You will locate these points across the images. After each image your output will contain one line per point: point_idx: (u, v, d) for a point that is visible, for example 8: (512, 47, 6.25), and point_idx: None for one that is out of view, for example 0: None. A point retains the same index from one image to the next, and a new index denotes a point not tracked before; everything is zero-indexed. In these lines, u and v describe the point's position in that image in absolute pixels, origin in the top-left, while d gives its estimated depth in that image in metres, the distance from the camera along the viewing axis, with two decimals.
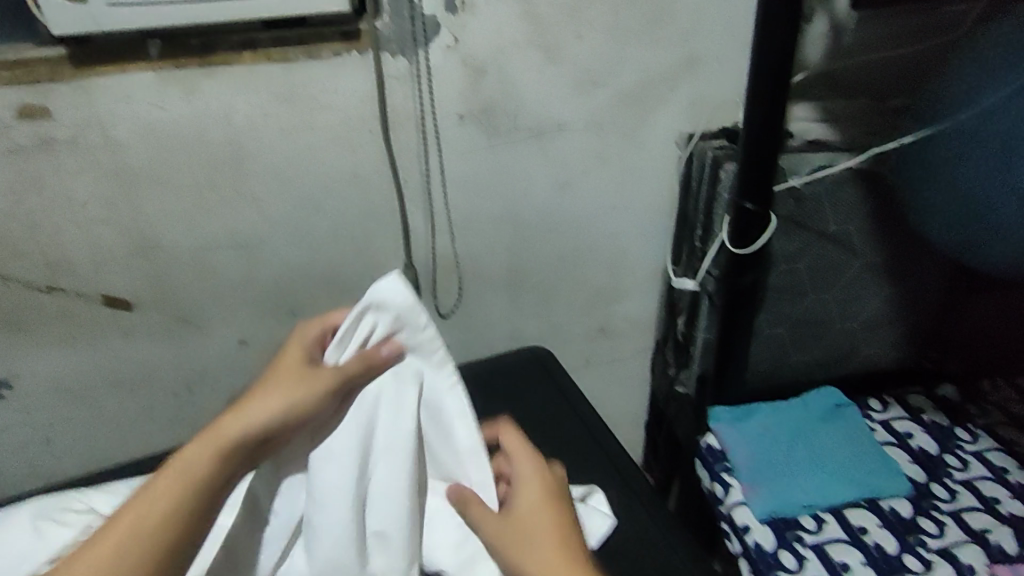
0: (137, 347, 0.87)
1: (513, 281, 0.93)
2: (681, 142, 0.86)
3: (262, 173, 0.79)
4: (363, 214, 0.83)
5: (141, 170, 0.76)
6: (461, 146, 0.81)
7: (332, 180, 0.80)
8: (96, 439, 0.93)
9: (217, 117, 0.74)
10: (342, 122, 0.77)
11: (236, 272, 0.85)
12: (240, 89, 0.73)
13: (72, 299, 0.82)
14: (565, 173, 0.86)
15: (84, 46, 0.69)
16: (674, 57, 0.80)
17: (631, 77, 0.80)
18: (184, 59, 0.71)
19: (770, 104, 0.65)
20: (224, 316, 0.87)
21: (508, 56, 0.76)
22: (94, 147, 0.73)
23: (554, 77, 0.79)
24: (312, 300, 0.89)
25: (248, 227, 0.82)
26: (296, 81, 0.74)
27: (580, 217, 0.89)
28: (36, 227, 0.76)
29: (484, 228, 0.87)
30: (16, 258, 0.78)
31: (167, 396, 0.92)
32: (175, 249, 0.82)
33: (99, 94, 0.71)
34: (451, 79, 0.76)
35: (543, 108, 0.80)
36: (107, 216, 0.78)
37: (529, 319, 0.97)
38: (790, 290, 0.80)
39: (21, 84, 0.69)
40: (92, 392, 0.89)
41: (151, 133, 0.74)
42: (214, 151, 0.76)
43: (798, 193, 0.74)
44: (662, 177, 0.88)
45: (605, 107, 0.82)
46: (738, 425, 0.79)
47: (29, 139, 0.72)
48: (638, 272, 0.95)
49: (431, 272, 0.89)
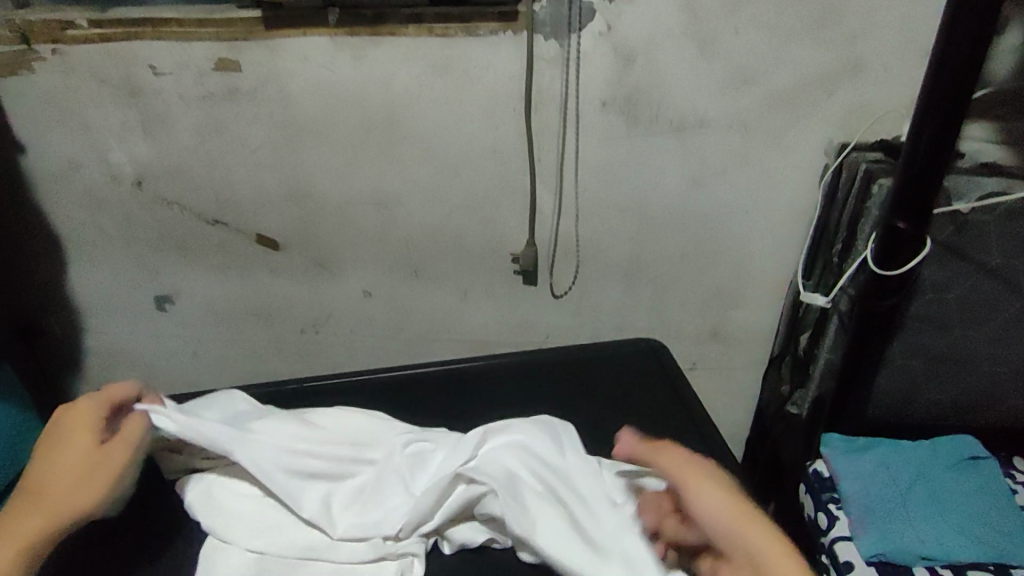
0: (278, 284, 0.96)
1: (631, 272, 0.92)
2: (831, 151, 0.81)
3: (409, 138, 0.84)
4: (495, 189, 0.87)
5: (305, 124, 0.83)
6: (599, 132, 0.82)
7: (472, 152, 0.84)
8: (233, 358, 1.04)
9: (377, 83, 0.80)
10: (489, 98, 0.80)
11: (372, 228, 0.91)
12: (400, 57, 0.78)
13: (232, 233, 0.92)
14: (699, 169, 0.84)
15: (275, 9, 0.77)
16: (837, 61, 0.76)
17: (788, 75, 0.77)
18: (355, 28, 0.77)
19: (946, 123, 0.62)
20: (356, 267, 0.94)
21: (661, 47, 0.76)
22: (270, 98, 0.82)
23: (704, 71, 0.77)
24: (437, 264, 0.93)
25: (389, 187, 0.87)
26: (451, 53, 0.78)
27: (710, 216, 0.87)
28: (215, 164, 0.87)
29: (609, 217, 0.88)
30: (192, 189, 0.88)
31: (295, 332, 1.01)
32: (324, 200, 0.89)
33: (282, 52, 0.79)
34: (600, 66, 0.78)
35: (688, 102, 0.79)
36: (271, 162, 0.86)
37: (641, 313, 0.96)
38: (933, 322, 0.75)
39: (221, 40, 0.78)
40: (235, 317, 0.99)
41: (319, 91, 0.81)
42: (371, 113, 0.82)
43: (962, 219, 0.69)
44: (806, 184, 0.84)
45: (754, 106, 0.79)
46: (854, 455, 0.76)
47: (220, 87, 0.81)
48: (764, 282, 0.92)
49: (550, 252, 0.91)
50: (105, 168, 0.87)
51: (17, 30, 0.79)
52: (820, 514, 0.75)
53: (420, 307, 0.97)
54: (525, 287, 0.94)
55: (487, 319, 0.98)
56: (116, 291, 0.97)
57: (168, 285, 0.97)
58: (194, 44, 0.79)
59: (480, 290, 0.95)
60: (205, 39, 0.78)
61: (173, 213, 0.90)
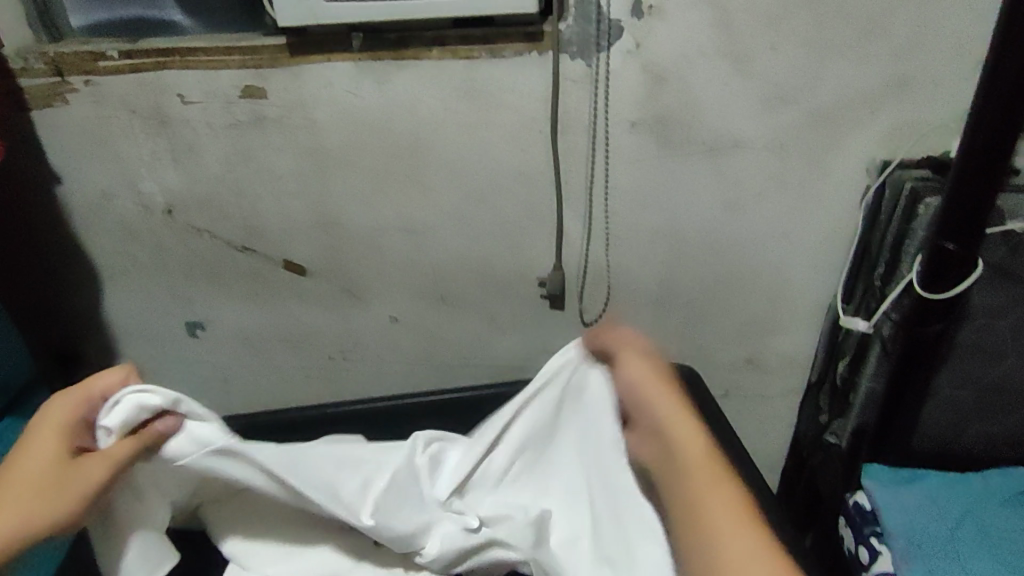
0: (306, 310, 0.96)
1: (664, 297, 0.90)
2: (874, 168, 0.78)
3: (435, 163, 0.83)
4: (523, 214, 0.85)
5: (331, 150, 0.83)
6: (630, 154, 0.80)
7: (499, 177, 0.83)
8: (262, 384, 1.04)
9: (402, 108, 0.79)
10: (516, 122, 0.79)
11: (399, 255, 0.90)
12: (426, 82, 0.78)
13: (261, 260, 0.92)
14: (735, 191, 0.81)
15: (301, 36, 0.77)
16: (879, 76, 0.73)
17: (826, 92, 0.74)
18: (380, 53, 0.77)
19: (992, 135, 0.60)
20: (383, 293, 0.93)
21: (692, 66, 0.74)
22: (297, 126, 0.82)
23: (738, 90, 0.75)
24: (465, 291, 0.92)
25: (415, 213, 0.87)
26: (477, 77, 0.77)
27: (746, 240, 0.84)
28: (242, 192, 0.87)
29: (641, 241, 0.85)
30: (222, 217, 0.89)
31: (323, 358, 1.00)
32: (351, 226, 0.88)
33: (308, 78, 0.79)
34: (629, 86, 0.76)
35: (721, 121, 0.77)
36: (298, 188, 0.86)
37: (675, 339, 0.93)
38: (985, 349, 0.71)
39: (248, 67, 0.78)
40: (264, 343, 0.99)
41: (345, 117, 0.81)
42: (396, 138, 0.81)
43: (1015, 239, 0.65)
44: (847, 205, 0.80)
45: (792, 125, 0.76)
46: (899, 486, 0.72)
47: (248, 115, 0.81)
48: (805, 308, 0.88)
49: (580, 278, 0.89)
50: (136, 197, 0.88)
51: (51, 63, 0.80)
52: (862, 549, 0.72)
53: (449, 333, 0.96)
54: (555, 313, 0.92)
55: (516, 345, 0.96)
56: (149, 318, 0.98)
57: (198, 311, 0.97)
58: (222, 72, 0.79)
59: (509, 316, 0.93)
60: (232, 68, 0.79)
61: (202, 240, 0.91)
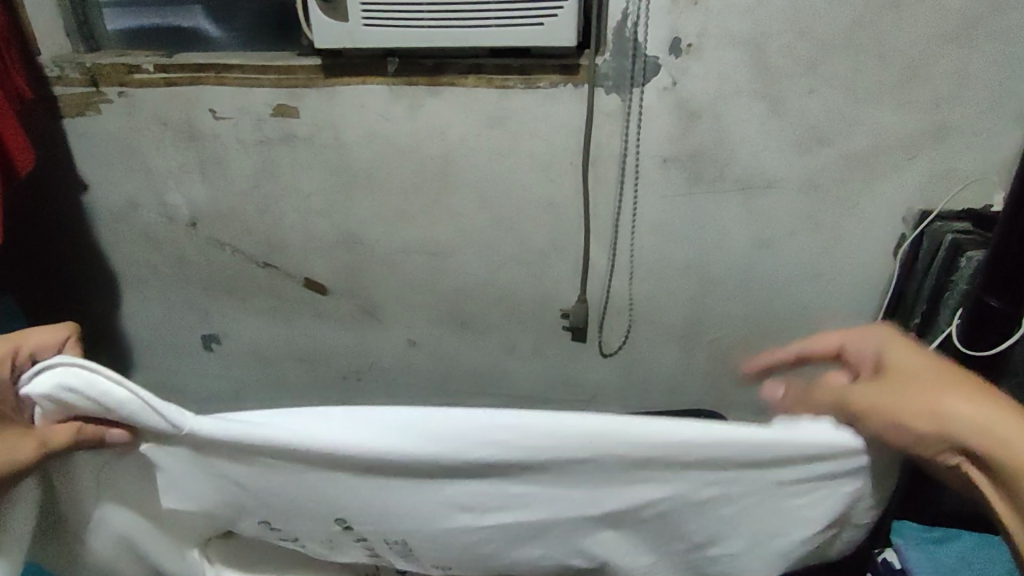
0: (323, 328, 0.95)
1: (688, 333, 0.88)
2: (910, 219, 0.77)
3: (463, 189, 0.82)
4: (549, 244, 0.84)
5: (359, 171, 0.83)
6: (660, 189, 0.79)
7: (526, 205, 0.82)
8: (274, 400, 1.02)
9: (433, 134, 0.79)
10: (547, 152, 0.78)
11: (421, 278, 0.89)
12: (458, 108, 0.77)
13: (282, 276, 0.91)
14: (765, 230, 0.80)
15: (335, 58, 0.77)
16: (919, 123, 0.72)
17: (864, 138, 0.73)
18: (414, 78, 0.76)
19: None
20: (402, 315, 0.92)
21: (728, 104, 0.73)
22: (326, 146, 0.81)
23: (774, 130, 0.74)
24: (485, 316, 0.91)
25: (439, 238, 0.86)
26: (510, 106, 0.76)
27: (774, 280, 0.83)
28: (267, 209, 0.86)
29: (667, 276, 0.84)
30: (245, 232, 0.88)
31: (338, 377, 0.99)
32: (374, 247, 0.88)
33: (340, 100, 0.79)
34: (663, 121, 0.75)
35: (755, 161, 0.76)
36: (323, 208, 0.85)
37: (696, 376, 0.91)
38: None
39: (281, 86, 0.78)
40: (278, 358, 0.98)
41: (375, 140, 0.80)
42: (425, 163, 0.81)
43: None
44: (880, 250, 0.79)
45: (828, 168, 0.75)
46: (935, 548, 0.72)
47: (278, 133, 0.81)
48: None
49: (604, 310, 0.88)
50: (162, 208, 0.88)
51: (86, 73, 0.80)
52: None
53: (466, 359, 0.95)
54: (576, 344, 0.91)
55: (534, 374, 0.95)
56: (165, 328, 0.97)
57: (215, 325, 0.96)
58: (255, 90, 0.79)
59: (529, 345, 0.92)
60: (265, 86, 0.79)
61: (224, 254, 0.90)
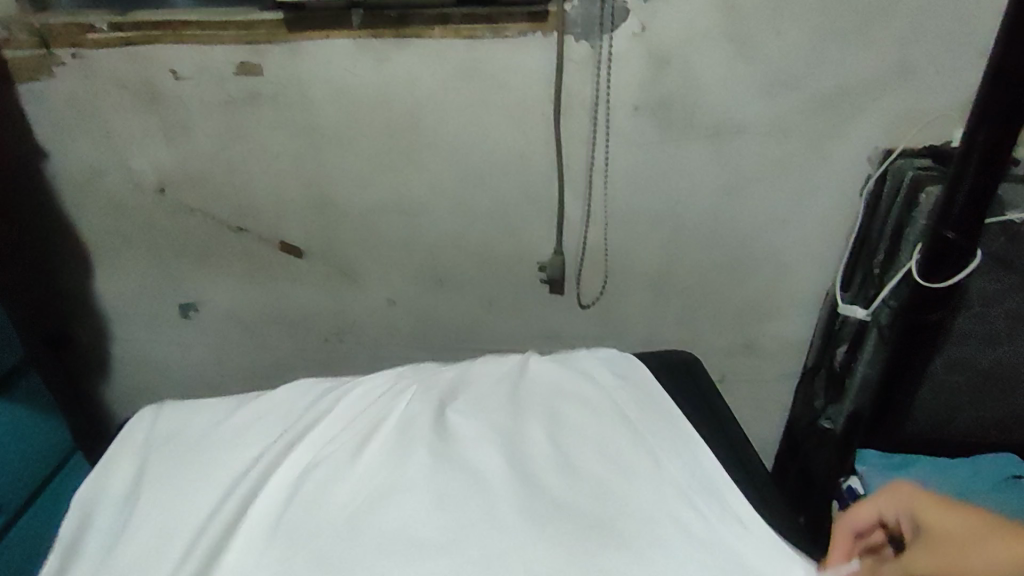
0: (298, 288, 0.94)
1: (663, 281, 0.90)
2: (875, 158, 0.78)
3: (432, 143, 0.82)
4: (522, 197, 0.84)
5: (328, 129, 0.81)
6: (633, 137, 0.79)
7: (499, 158, 0.82)
8: (254, 364, 1.02)
9: (403, 86, 0.78)
10: (517, 104, 0.78)
11: (396, 236, 0.89)
12: (426, 60, 0.76)
13: (256, 240, 0.91)
14: (734, 176, 0.81)
15: (297, 12, 0.75)
16: (883, 63, 0.73)
17: (831, 79, 0.74)
18: (380, 29, 0.75)
19: (1004, 123, 0.65)
20: (379, 273, 0.92)
21: (696, 49, 0.73)
22: (293, 104, 0.80)
23: (741, 74, 0.74)
24: (462, 272, 0.91)
25: (414, 194, 0.85)
26: (478, 56, 0.75)
27: (743, 227, 0.85)
28: (235, 171, 0.85)
29: (641, 225, 0.85)
30: (216, 196, 0.87)
31: (319, 339, 0.99)
32: (347, 206, 0.87)
33: (306, 56, 0.77)
34: (632, 68, 0.75)
35: (724, 107, 0.77)
36: (293, 168, 0.85)
37: (671, 324, 0.93)
38: (981, 333, 0.77)
39: (243, 43, 0.77)
40: (254, 319, 0.98)
41: (343, 97, 0.79)
42: (393, 118, 0.80)
43: (1014, 229, 0.71)
44: (845, 193, 0.81)
45: (794, 111, 0.76)
46: (892, 472, 0.79)
47: (242, 92, 0.79)
48: (799, 293, 0.89)
49: (580, 262, 0.89)
50: (127, 175, 0.86)
51: (37, 34, 0.77)
52: None
53: (443, 317, 0.96)
54: (553, 297, 0.92)
55: (514, 331, 0.96)
56: (138, 298, 0.96)
57: (189, 291, 0.96)
58: (216, 47, 0.77)
59: (507, 299, 0.93)
60: (226, 43, 0.77)
61: (196, 219, 0.89)
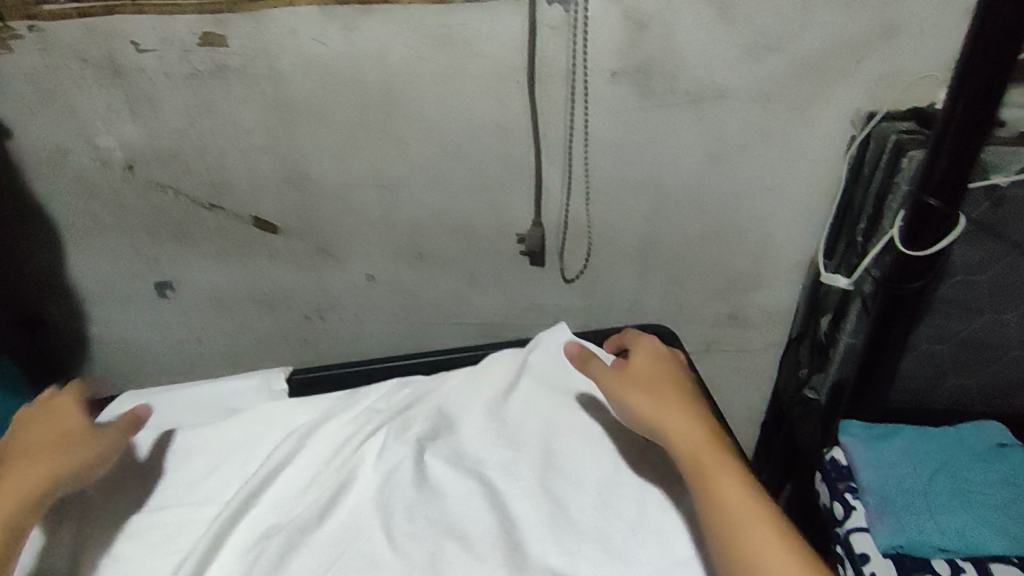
0: (275, 266, 0.93)
1: (645, 253, 0.88)
2: (858, 123, 0.76)
3: (405, 115, 0.79)
4: (499, 168, 0.82)
5: (297, 102, 0.79)
6: (610, 105, 0.77)
7: (474, 129, 0.80)
8: (235, 344, 1.01)
9: (373, 56, 0.75)
10: (491, 72, 0.75)
11: (372, 212, 0.87)
12: (396, 28, 0.73)
13: (230, 218, 0.89)
14: (716, 143, 0.79)
15: None
16: (868, 23, 0.70)
17: (815, 41, 0.71)
18: None
19: (982, 90, 0.62)
20: (356, 250, 0.91)
21: (674, 12, 0.70)
22: (260, 76, 0.77)
23: (722, 37, 0.72)
24: (442, 247, 0.90)
25: (389, 168, 0.83)
26: (450, 23, 0.73)
27: (726, 196, 0.83)
28: (205, 147, 0.83)
29: (621, 196, 0.83)
30: (186, 173, 0.85)
31: (299, 317, 0.98)
32: (321, 181, 0.85)
33: (271, 26, 0.74)
34: (609, 33, 0.72)
35: (705, 72, 0.74)
36: (264, 143, 0.82)
37: (655, 295, 0.92)
38: (963, 302, 0.76)
39: (205, 13, 0.73)
40: (233, 299, 0.97)
41: (312, 68, 0.76)
42: (364, 90, 0.78)
43: (999, 194, 0.69)
44: (829, 159, 0.79)
45: (777, 75, 0.74)
46: (875, 444, 0.79)
47: (207, 64, 0.77)
48: (783, 262, 0.87)
49: (561, 234, 0.87)
50: (95, 152, 0.84)
51: None
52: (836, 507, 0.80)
53: (424, 293, 0.94)
54: (534, 270, 0.91)
55: (496, 306, 0.95)
56: (114, 278, 0.95)
57: (166, 271, 0.94)
58: (177, 18, 0.74)
59: (487, 273, 0.92)
60: (187, 13, 0.74)
61: (167, 197, 0.87)
